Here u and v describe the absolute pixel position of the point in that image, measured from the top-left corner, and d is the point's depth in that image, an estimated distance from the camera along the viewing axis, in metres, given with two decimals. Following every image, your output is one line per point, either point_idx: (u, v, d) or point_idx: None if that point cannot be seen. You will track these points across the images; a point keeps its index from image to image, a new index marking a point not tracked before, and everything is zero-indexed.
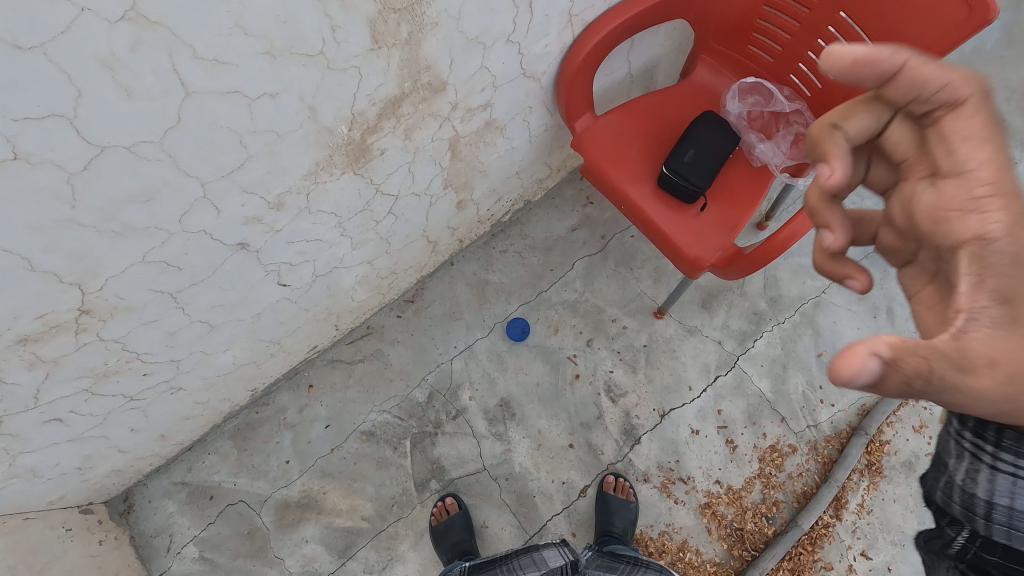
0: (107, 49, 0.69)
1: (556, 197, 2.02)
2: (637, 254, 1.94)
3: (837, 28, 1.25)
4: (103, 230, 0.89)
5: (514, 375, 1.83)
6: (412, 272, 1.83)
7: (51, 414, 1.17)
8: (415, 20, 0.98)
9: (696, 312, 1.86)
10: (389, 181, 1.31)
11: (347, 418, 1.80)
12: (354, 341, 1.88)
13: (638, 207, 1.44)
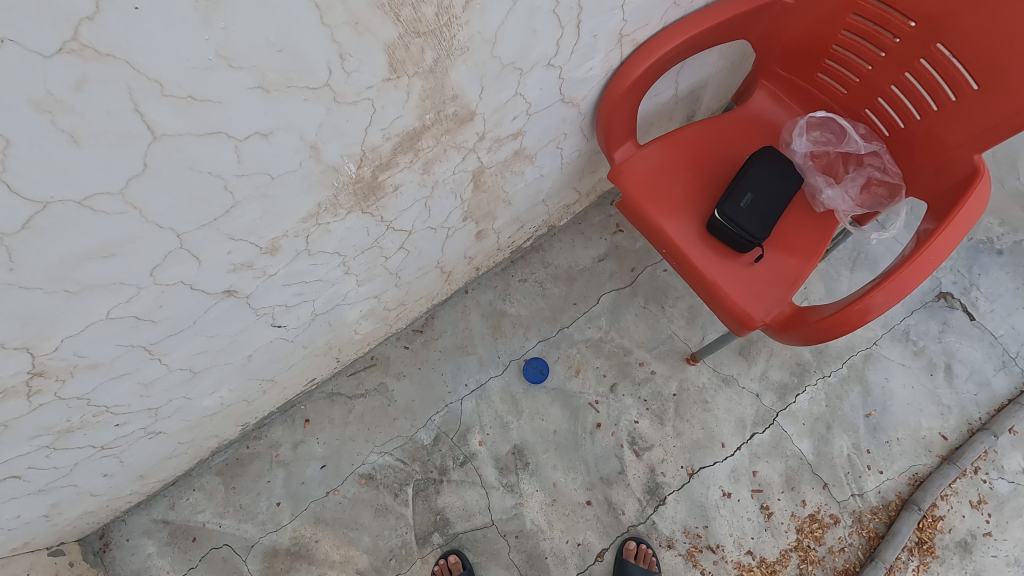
0: (44, 91, 0.52)
1: (582, 223, 1.84)
2: (670, 290, 1.77)
3: (932, 63, 1.07)
4: (54, 292, 0.73)
5: (529, 420, 1.67)
6: (422, 302, 1.67)
7: (5, 474, 1.03)
8: (443, 44, 0.81)
9: (732, 359, 1.69)
10: (403, 217, 1.15)
11: (345, 458, 1.66)
12: (357, 373, 1.73)
13: (682, 255, 1.27)
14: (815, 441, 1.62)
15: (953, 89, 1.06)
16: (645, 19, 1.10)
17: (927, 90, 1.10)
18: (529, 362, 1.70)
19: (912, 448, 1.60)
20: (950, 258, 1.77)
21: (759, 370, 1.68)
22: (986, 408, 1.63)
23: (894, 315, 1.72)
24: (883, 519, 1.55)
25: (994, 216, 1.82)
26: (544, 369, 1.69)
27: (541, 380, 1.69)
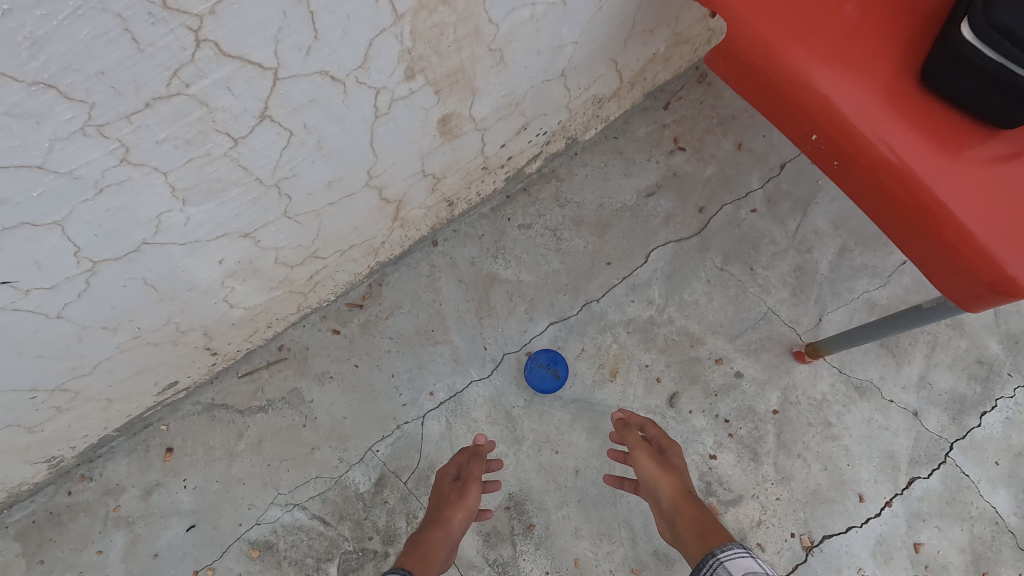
0: None
1: (620, 136, 1.16)
2: (762, 242, 1.10)
3: None
4: None
5: (534, 453, 1.00)
6: (356, 256, 1.00)
7: None
8: None
9: (869, 355, 1.03)
10: (235, 13, 0.47)
11: (229, 515, 1.00)
12: (253, 372, 1.06)
13: (856, 146, 0.62)
14: (1016, 493, 0.97)
15: None
16: None
17: None
18: (531, 360, 1.04)
19: None
20: None
21: (916, 372, 1.02)
22: None
23: None
24: None
25: None
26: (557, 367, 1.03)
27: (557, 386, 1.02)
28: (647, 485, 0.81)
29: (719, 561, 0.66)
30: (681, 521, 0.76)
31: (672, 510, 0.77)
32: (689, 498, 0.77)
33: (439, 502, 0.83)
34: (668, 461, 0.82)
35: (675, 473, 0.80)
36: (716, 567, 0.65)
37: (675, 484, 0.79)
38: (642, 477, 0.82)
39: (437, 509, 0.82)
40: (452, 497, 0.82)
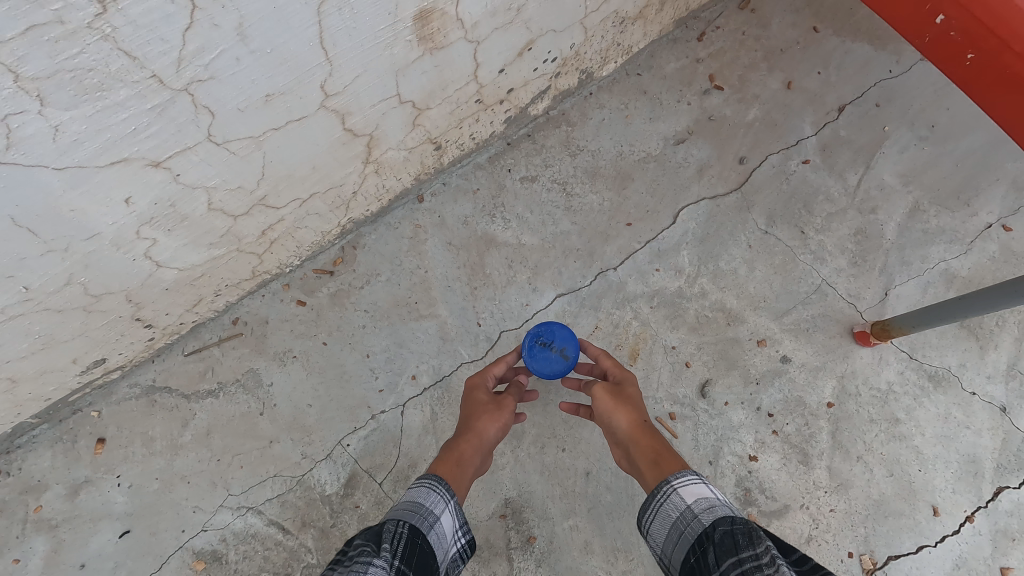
0: None
1: (645, 72, 0.97)
2: (815, 201, 0.91)
3: None
4: None
5: (536, 452, 0.82)
6: (321, 209, 0.81)
7: None
8: None
9: (949, 336, 0.84)
10: None
11: (168, 520, 0.83)
12: (202, 350, 0.89)
13: (996, 33, 0.46)
14: None
15: None
16: None
17: None
18: (531, 336, 0.81)
19: None
20: None
21: (1005, 358, 0.83)
22: None
23: None
24: None
25: None
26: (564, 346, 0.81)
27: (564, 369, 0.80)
28: (602, 418, 0.72)
29: (672, 487, 0.58)
30: (636, 452, 0.66)
31: (626, 441, 0.68)
32: (644, 425, 0.68)
33: (472, 410, 0.74)
34: (622, 391, 0.73)
35: (630, 403, 0.70)
36: (668, 495, 0.58)
37: (628, 414, 0.70)
38: (598, 411, 0.72)
39: (471, 417, 0.73)
40: (488, 407, 0.73)
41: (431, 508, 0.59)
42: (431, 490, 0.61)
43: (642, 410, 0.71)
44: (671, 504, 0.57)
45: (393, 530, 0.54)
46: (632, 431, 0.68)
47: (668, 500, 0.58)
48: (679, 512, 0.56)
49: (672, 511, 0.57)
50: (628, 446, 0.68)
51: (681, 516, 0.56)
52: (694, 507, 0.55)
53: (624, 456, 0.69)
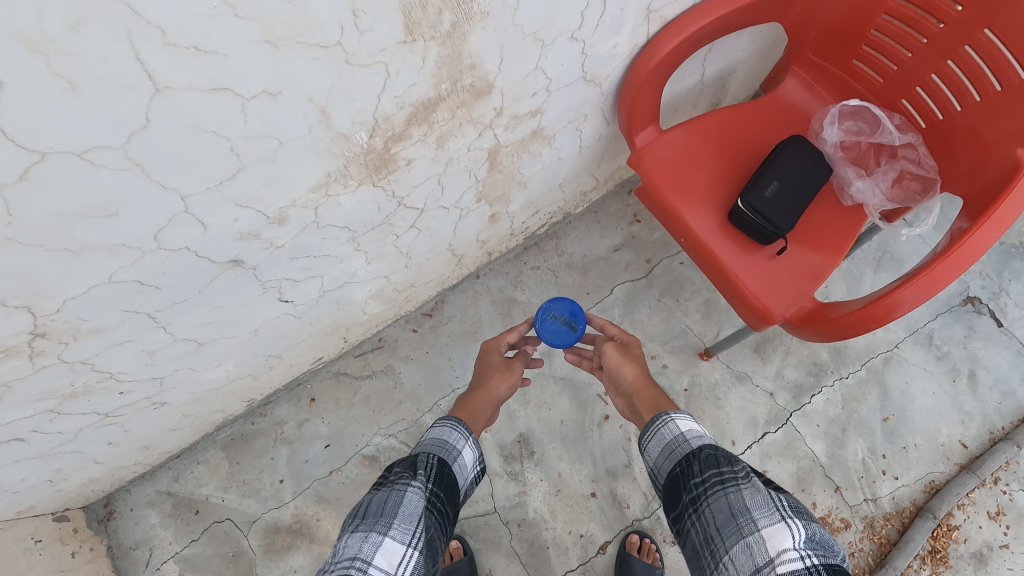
0: (35, 27, 0.48)
1: (599, 211, 1.80)
2: (686, 284, 1.73)
3: (980, 49, 0.99)
4: (54, 249, 0.71)
5: (536, 410, 1.63)
6: (432, 285, 1.64)
7: (10, 434, 1.04)
8: (462, 7, 0.76)
9: (748, 356, 1.65)
10: (414, 194, 1.12)
11: (349, 440, 1.65)
12: (364, 354, 1.71)
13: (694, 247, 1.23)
14: (829, 444, 1.58)
15: (1000, 78, 0.98)
16: None
17: (973, 78, 1.02)
18: (544, 311, 1.28)
19: (931, 456, 1.57)
20: (980, 262, 1.71)
21: (775, 368, 1.64)
22: (1010, 418, 1.59)
23: (918, 318, 1.67)
24: (896, 526, 1.52)
25: None
26: (570, 318, 1.26)
27: (571, 336, 1.25)
28: (615, 369, 1.18)
29: (670, 418, 0.98)
30: (640, 395, 1.12)
31: (629, 388, 1.14)
32: (643, 379, 1.14)
33: (492, 372, 1.27)
34: (626, 356, 1.19)
35: (634, 363, 1.17)
36: (667, 423, 0.97)
37: (635, 370, 1.17)
38: (612, 364, 1.18)
39: (490, 376, 1.26)
40: (501, 370, 1.27)
41: (454, 444, 1.05)
42: (452, 432, 1.07)
43: (641, 368, 1.18)
44: (670, 429, 0.96)
45: (427, 461, 0.98)
46: (635, 382, 1.14)
47: (669, 429, 0.96)
48: (674, 435, 0.95)
49: (670, 434, 0.96)
50: (630, 391, 1.14)
51: (677, 438, 0.94)
52: (686, 433, 0.94)
53: (625, 398, 1.16)
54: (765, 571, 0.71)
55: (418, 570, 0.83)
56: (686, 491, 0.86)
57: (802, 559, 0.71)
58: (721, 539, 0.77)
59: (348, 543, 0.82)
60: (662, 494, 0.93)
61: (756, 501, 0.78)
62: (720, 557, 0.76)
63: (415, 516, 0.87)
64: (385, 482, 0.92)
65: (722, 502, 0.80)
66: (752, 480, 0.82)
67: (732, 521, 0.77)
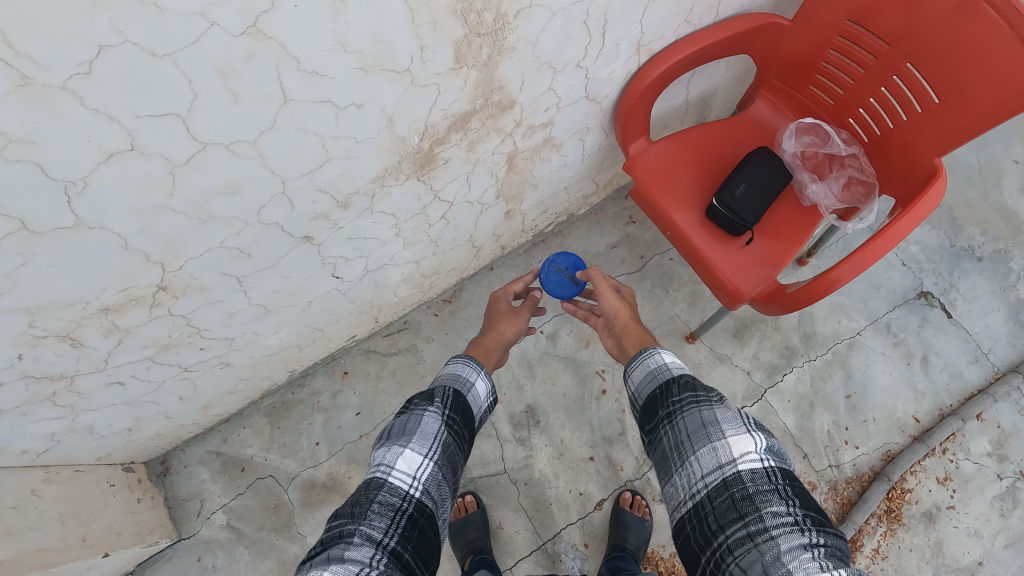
0: (226, 59, 0.74)
1: (599, 213, 2.05)
2: (674, 277, 1.97)
3: (903, 79, 1.24)
4: (191, 217, 0.96)
5: (542, 384, 1.87)
6: (453, 274, 1.89)
7: (115, 377, 1.27)
8: (496, 44, 1.01)
9: (728, 340, 1.89)
10: (447, 189, 1.37)
11: (378, 408, 1.88)
12: (391, 334, 1.96)
13: (677, 237, 1.47)
14: (799, 416, 1.80)
15: (920, 101, 1.22)
16: (659, 33, 1.30)
17: (899, 101, 1.27)
18: (551, 264, 1.52)
19: (887, 428, 1.79)
20: (933, 261, 1.96)
21: (751, 351, 1.87)
22: (957, 397, 1.82)
23: (877, 309, 1.91)
24: (856, 489, 1.74)
25: (977, 225, 1.99)
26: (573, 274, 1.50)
27: (571, 289, 1.49)
28: (610, 311, 1.38)
29: (656, 354, 1.12)
30: (628, 333, 1.33)
31: (621, 328, 1.35)
32: (633, 322, 1.36)
33: (502, 319, 1.49)
34: (621, 302, 1.40)
35: (627, 308, 1.38)
36: (653, 357, 1.12)
37: (627, 313, 1.38)
38: (609, 308, 1.38)
39: (501, 323, 1.48)
40: (510, 318, 1.49)
41: (467, 378, 1.22)
42: (466, 368, 1.25)
43: (631, 312, 1.38)
44: (655, 362, 1.10)
45: (443, 391, 1.16)
46: (626, 323, 1.35)
47: (655, 363, 1.10)
48: (658, 367, 1.09)
49: (656, 366, 1.10)
50: (621, 331, 1.35)
51: (660, 369, 1.08)
52: (669, 366, 1.08)
53: (616, 339, 1.37)
54: (727, 468, 0.85)
55: (435, 474, 1.02)
56: (663, 408, 1.00)
57: (760, 460, 0.85)
58: (690, 444, 0.92)
59: (378, 454, 1.03)
60: (639, 415, 1.08)
61: (726, 416, 0.92)
62: (687, 457, 0.91)
63: (430, 434, 1.06)
64: (406, 409, 1.11)
65: (695, 416, 0.94)
66: (725, 402, 0.95)
67: (702, 430, 0.91)
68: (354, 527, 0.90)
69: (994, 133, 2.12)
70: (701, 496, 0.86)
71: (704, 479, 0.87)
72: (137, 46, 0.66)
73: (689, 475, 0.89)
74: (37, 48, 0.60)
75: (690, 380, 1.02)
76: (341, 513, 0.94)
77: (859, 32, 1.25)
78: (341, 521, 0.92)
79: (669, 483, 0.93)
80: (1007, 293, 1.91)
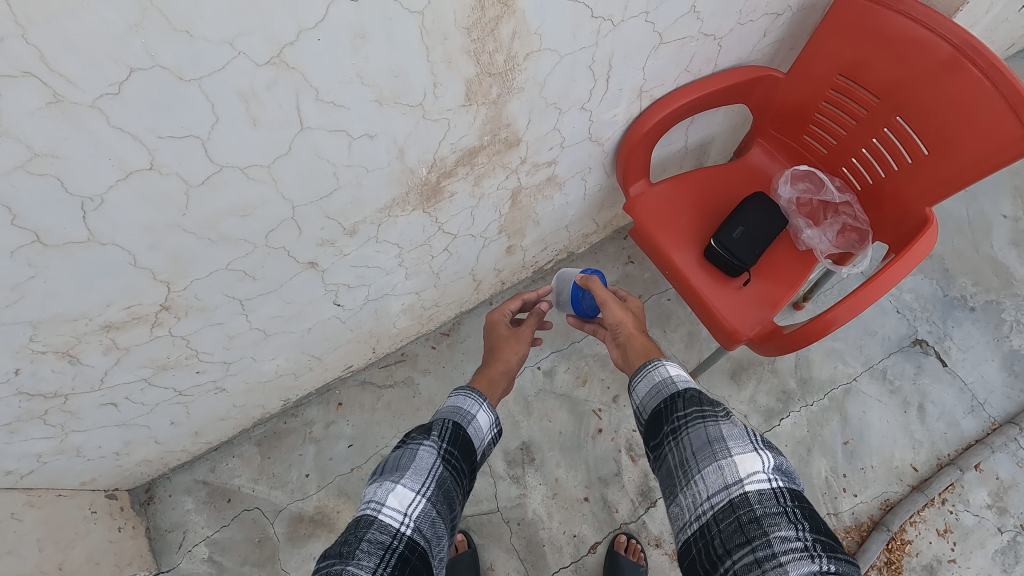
0: (248, 85, 0.77)
1: (599, 252, 2.09)
2: (672, 317, 1.98)
3: (894, 130, 1.29)
4: (201, 237, 0.97)
5: (538, 421, 1.85)
6: (452, 307, 1.90)
7: (109, 398, 1.26)
8: (506, 83, 1.06)
9: (724, 382, 1.89)
10: (452, 221, 1.40)
11: (371, 440, 1.85)
12: (387, 366, 1.95)
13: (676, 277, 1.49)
14: (796, 462, 1.79)
15: (910, 152, 1.27)
16: (661, 80, 1.36)
17: (891, 152, 1.31)
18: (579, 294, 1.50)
19: (885, 476, 1.77)
20: (926, 310, 1.98)
21: (748, 393, 1.87)
22: (955, 446, 1.81)
23: (873, 356, 1.92)
24: (855, 538, 1.71)
25: (968, 276, 2.03)
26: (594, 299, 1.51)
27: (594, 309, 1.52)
28: (614, 321, 1.38)
29: (661, 364, 1.12)
30: (634, 343, 1.33)
31: (625, 338, 1.35)
32: (637, 333, 1.35)
33: (504, 346, 1.49)
34: (625, 311, 1.40)
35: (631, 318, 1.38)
36: (658, 367, 1.12)
37: (632, 322, 1.37)
38: (613, 319, 1.38)
39: (502, 351, 1.47)
40: (512, 344, 1.48)
41: (468, 411, 1.21)
42: (468, 399, 1.23)
43: (637, 325, 1.38)
44: (660, 372, 1.11)
45: (443, 425, 1.15)
46: (632, 335, 1.35)
47: (660, 373, 1.11)
48: (663, 378, 1.10)
49: (660, 378, 1.10)
50: (626, 341, 1.35)
51: (665, 380, 1.09)
52: (673, 378, 1.08)
53: (622, 348, 1.36)
54: (734, 489, 0.84)
55: (428, 511, 1.00)
56: (668, 423, 1.00)
57: (768, 481, 0.84)
58: (695, 462, 0.91)
59: (368, 491, 1.01)
60: (643, 428, 1.08)
61: (733, 433, 0.92)
62: (693, 476, 0.90)
63: (425, 470, 1.04)
64: (403, 443, 1.09)
65: (700, 432, 0.94)
66: (731, 417, 0.95)
67: (708, 447, 0.91)
68: (341, 566, 0.87)
69: (982, 187, 2.18)
70: (707, 517, 0.85)
71: (710, 500, 0.86)
72: (166, 70, 0.70)
73: (695, 495, 0.89)
74: (70, 66, 0.63)
75: (696, 394, 1.02)
76: (329, 553, 0.91)
77: (850, 85, 1.31)
78: (329, 561, 0.89)
79: (674, 503, 0.92)
80: (1000, 344, 1.93)
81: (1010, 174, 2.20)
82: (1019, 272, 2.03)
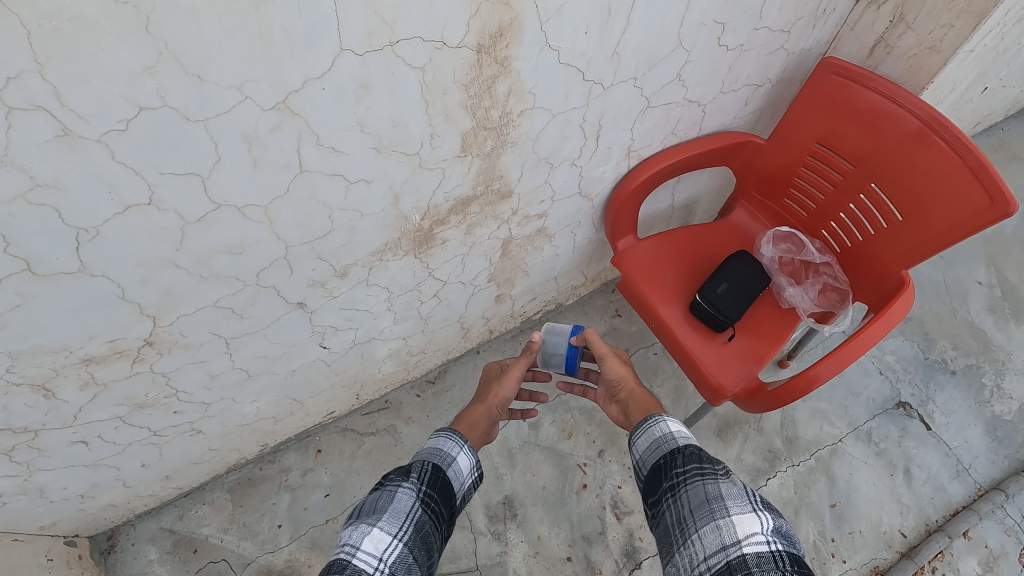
0: (253, 128, 0.80)
1: (587, 304, 2.11)
2: (659, 371, 1.98)
3: (870, 196, 1.35)
4: (192, 273, 0.98)
5: (522, 474, 1.81)
6: (440, 355, 1.89)
7: (80, 436, 1.22)
8: (500, 137, 1.11)
9: (710, 439, 1.87)
10: (443, 268, 1.42)
11: (348, 490, 1.80)
12: (370, 413, 1.92)
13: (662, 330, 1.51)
14: None
15: (886, 218, 1.33)
16: (649, 141, 1.42)
17: (867, 217, 1.37)
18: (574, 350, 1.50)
19: (874, 541, 1.74)
20: (908, 372, 2.01)
21: (735, 452, 1.85)
22: (942, 512, 1.78)
23: (858, 417, 1.92)
24: None
25: (948, 340, 2.07)
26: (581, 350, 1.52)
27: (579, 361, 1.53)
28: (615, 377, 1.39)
29: (661, 419, 1.13)
30: (636, 398, 1.34)
31: (627, 393, 1.37)
32: (636, 388, 1.37)
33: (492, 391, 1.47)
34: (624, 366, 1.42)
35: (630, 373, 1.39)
36: (659, 422, 1.13)
37: (632, 378, 1.39)
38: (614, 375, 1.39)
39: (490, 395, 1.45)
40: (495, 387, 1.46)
41: (448, 452, 1.19)
42: (448, 440, 1.21)
43: (635, 380, 1.40)
44: (661, 427, 1.11)
45: (421, 467, 1.13)
46: (632, 391, 1.36)
47: (661, 429, 1.11)
48: (664, 433, 1.10)
49: (661, 433, 1.10)
50: (626, 396, 1.37)
51: (666, 436, 1.09)
52: (674, 433, 1.09)
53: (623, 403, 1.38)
54: (732, 551, 0.82)
55: (404, 557, 0.96)
56: (667, 479, 1.00)
57: (767, 543, 0.82)
58: (693, 520, 0.90)
59: (344, 534, 0.97)
60: (643, 483, 1.08)
61: (732, 492, 0.91)
62: (690, 535, 0.89)
63: (403, 512, 1.01)
64: (381, 484, 1.06)
65: (699, 490, 0.93)
66: (732, 476, 0.94)
67: (707, 505, 0.90)
68: None
69: (957, 254, 2.26)
70: None
71: (707, 561, 0.84)
72: (174, 111, 0.73)
73: (692, 555, 0.87)
74: (82, 103, 0.66)
75: (696, 451, 1.02)
76: None
77: (828, 153, 1.38)
78: None
79: (670, 562, 0.90)
80: (982, 408, 1.95)
81: (983, 243, 2.29)
82: (997, 338, 2.08)
